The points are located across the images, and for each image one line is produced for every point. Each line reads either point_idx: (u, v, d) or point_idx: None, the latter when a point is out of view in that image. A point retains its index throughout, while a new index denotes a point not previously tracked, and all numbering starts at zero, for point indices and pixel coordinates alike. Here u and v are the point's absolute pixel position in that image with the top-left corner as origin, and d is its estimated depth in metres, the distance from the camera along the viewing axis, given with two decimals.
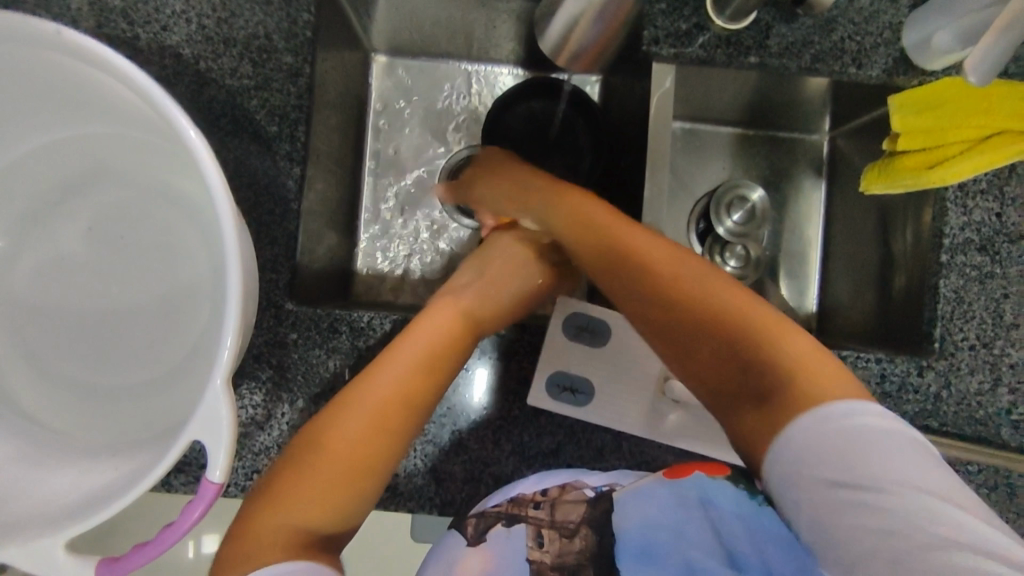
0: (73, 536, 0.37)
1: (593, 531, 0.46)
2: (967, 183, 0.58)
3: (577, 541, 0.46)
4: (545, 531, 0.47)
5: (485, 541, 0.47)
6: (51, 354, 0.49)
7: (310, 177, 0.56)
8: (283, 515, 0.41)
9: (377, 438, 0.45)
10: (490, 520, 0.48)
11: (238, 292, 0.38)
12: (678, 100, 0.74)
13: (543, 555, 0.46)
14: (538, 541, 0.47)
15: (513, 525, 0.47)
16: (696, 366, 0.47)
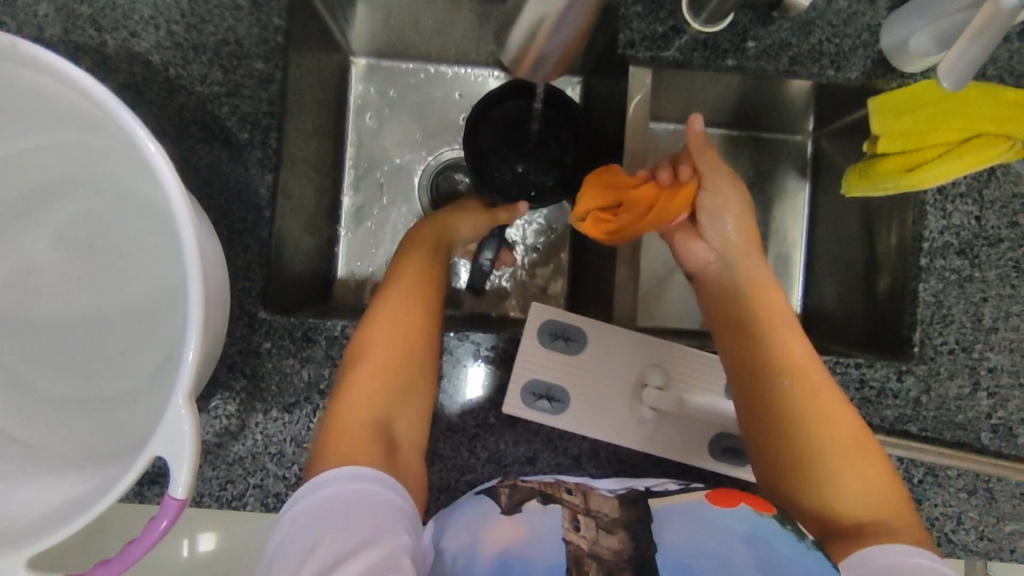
0: (37, 551, 0.37)
1: (629, 536, 0.42)
2: (947, 186, 0.57)
3: (614, 540, 0.42)
4: (581, 517, 0.43)
5: (519, 512, 0.44)
6: (21, 365, 0.48)
7: (285, 183, 0.56)
8: (347, 425, 0.46)
9: (407, 354, 0.49)
10: (525, 493, 0.46)
11: (200, 305, 0.37)
12: (661, 102, 0.74)
13: (581, 539, 0.42)
14: (575, 525, 0.43)
15: (548, 503, 0.44)
16: (794, 437, 0.49)
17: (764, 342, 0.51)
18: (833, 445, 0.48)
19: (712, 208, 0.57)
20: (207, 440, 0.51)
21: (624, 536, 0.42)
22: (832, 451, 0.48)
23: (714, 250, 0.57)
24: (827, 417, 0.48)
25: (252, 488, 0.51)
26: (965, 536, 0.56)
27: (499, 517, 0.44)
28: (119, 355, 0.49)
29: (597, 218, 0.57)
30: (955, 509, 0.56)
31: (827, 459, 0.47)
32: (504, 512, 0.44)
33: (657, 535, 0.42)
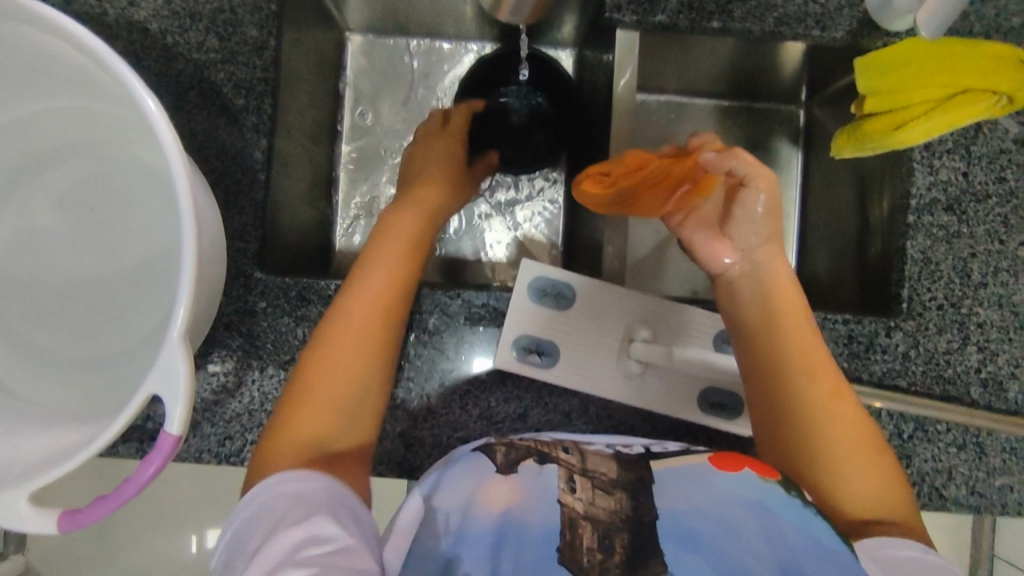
0: (36, 488, 0.38)
1: (627, 496, 0.42)
2: (934, 143, 0.57)
3: (612, 501, 0.42)
4: (578, 477, 0.43)
5: (515, 473, 0.43)
6: (26, 324, 0.50)
7: (279, 149, 0.57)
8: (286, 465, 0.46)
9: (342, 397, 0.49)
10: (522, 452, 0.45)
11: (193, 252, 0.38)
12: (655, 70, 0.74)
13: (577, 500, 0.42)
14: (571, 485, 0.42)
15: (545, 463, 0.44)
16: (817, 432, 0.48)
17: (770, 344, 0.51)
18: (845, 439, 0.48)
19: (751, 204, 0.53)
20: (205, 396, 0.53)
21: (622, 497, 0.42)
22: (847, 442, 0.48)
23: (740, 249, 0.55)
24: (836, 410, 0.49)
25: (249, 444, 0.53)
26: (956, 490, 0.57)
27: (494, 475, 0.44)
28: (119, 316, 0.51)
29: (599, 180, 0.55)
30: (945, 464, 0.57)
31: (839, 454, 0.48)
32: (500, 471, 0.44)
33: (656, 500, 0.42)
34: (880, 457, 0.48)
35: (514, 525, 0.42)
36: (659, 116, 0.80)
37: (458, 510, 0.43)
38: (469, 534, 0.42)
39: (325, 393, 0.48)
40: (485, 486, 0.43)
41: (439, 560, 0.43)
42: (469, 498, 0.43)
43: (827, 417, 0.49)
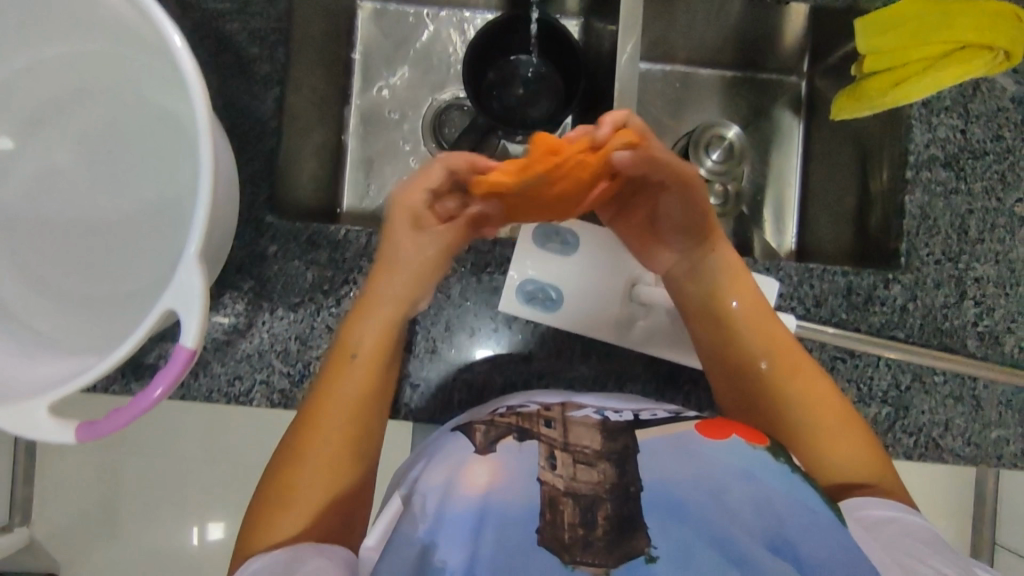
0: (58, 398, 0.39)
1: (611, 468, 0.45)
2: (932, 101, 0.59)
3: (594, 474, 0.45)
4: (559, 453, 0.46)
5: (494, 452, 0.46)
6: (43, 265, 0.51)
7: (292, 100, 0.58)
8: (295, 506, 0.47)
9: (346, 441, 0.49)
10: (501, 430, 0.48)
11: (208, 175, 0.39)
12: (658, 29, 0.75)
13: (557, 477, 0.44)
14: (552, 463, 0.45)
15: (524, 441, 0.47)
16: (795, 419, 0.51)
17: (728, 335, 0.53)
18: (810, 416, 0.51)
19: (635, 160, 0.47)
20: (217, 337, 0.54)
21: (605, 468, 0.45)
22: (828, 425, 0.51)
23: (678, 250, 0.55)
24: (812, 393, 0.51)
25: (258, 384, 0.54)
26: (953, 442, 0.57)
27: (472, 454, 0.46)
28: (133, 257, 0.52)
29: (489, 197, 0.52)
30: (942, 415, 0.58)
31: (808, 432, 0.51)
32: (479, 451, 0.47)
33: (641, 472, 0.45)
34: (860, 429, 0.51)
35: (498, 507, 0.44)
36: (663, 85, 0.82)
37: (439, 485, 0.45)
38: (450, 515, 0.43)
39: (307, 479, 0.48)
40: (467, 464, 0.46)
41: (416, 548, 0.43)
42: (452, 476, 0.45)
43: (781, 401, 0.52)
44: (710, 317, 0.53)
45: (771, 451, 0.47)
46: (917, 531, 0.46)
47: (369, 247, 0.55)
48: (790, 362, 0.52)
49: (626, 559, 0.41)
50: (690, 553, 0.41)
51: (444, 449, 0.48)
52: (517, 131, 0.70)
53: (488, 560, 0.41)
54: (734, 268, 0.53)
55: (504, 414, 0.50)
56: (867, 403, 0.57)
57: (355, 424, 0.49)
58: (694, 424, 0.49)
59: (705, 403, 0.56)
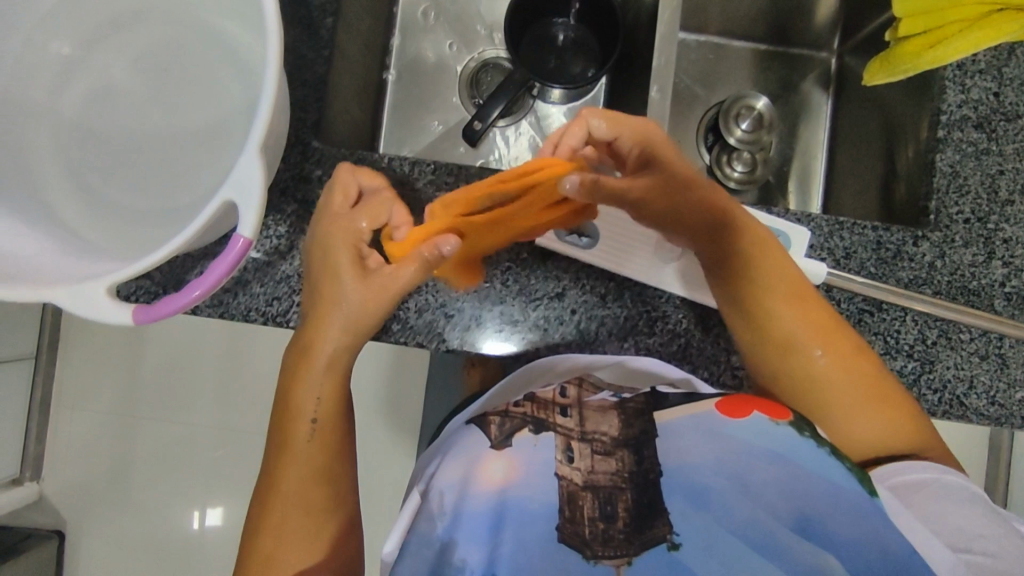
0: (115, 281, 0.40)
1: (628, 456, 0.45)
2: (966, 63, 0.60)
3: (612, 463, 0.45)
4: (575, 445, 0.46)
5: (509, 447, 0.47)
6: (94, 175, 0.53)
7: (342, 36, 0.61)
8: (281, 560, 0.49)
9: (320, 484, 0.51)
10: (517, 423, 0.49)
11: (274, 73, 0.41)
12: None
13: (575, 470, 0.45)
14: (568, 455, 0.46)
15: (540, 433, 0.47)
16: (821, 387, 0.53)
17: (768, 316, 0.53)
18: (845, 389, 0.52)
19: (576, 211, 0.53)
20: (257, 257, 0.54)
21: (623, 457, 0.45)
22: (852, 391, 0.52)
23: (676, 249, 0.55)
24: (831, 362, 0.53)
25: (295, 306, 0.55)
26: (977, 400, 0.58)
27: (489, 450, 0.47)
28: (182, 173, 0.53)
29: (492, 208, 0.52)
30: (967, 373, 0.58)
31: (840, 404, 0.52)
32: (494, 446, 0.47)
33: (661, 456, 0.46)
34: (890, 397, 0.52)
35: (516, 504, 0.45)
36: (694, 55, 0.84)
37: (454, 481, 0.47)
38: (468, 512, 0.44)
39: (294, 516, 0.50)
40: (481, 459, 0.47)
41: (435, 545, 0.44)
42: (468, 473, 0.46)
43: (806, 366, 0.53)
44: (747, 299, 0.54)
45: (795, 427, 0.46)
46: (946, 490, 0.48)
47: (411, 176, 0.56)
48: (826, 339, 0.53)
49: (647, 546, 0.42)
50: (714, 538, 0.42)
51: (459, 446, 0.49)
52: (553, 86, 0.71)
53: (509, 561, 0.42)
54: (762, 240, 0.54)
55: (519, 403, 0.51)
56: (893, 357, 0.58)
57: (323, 467, 0.51)
58: (715, 404, 0.48)
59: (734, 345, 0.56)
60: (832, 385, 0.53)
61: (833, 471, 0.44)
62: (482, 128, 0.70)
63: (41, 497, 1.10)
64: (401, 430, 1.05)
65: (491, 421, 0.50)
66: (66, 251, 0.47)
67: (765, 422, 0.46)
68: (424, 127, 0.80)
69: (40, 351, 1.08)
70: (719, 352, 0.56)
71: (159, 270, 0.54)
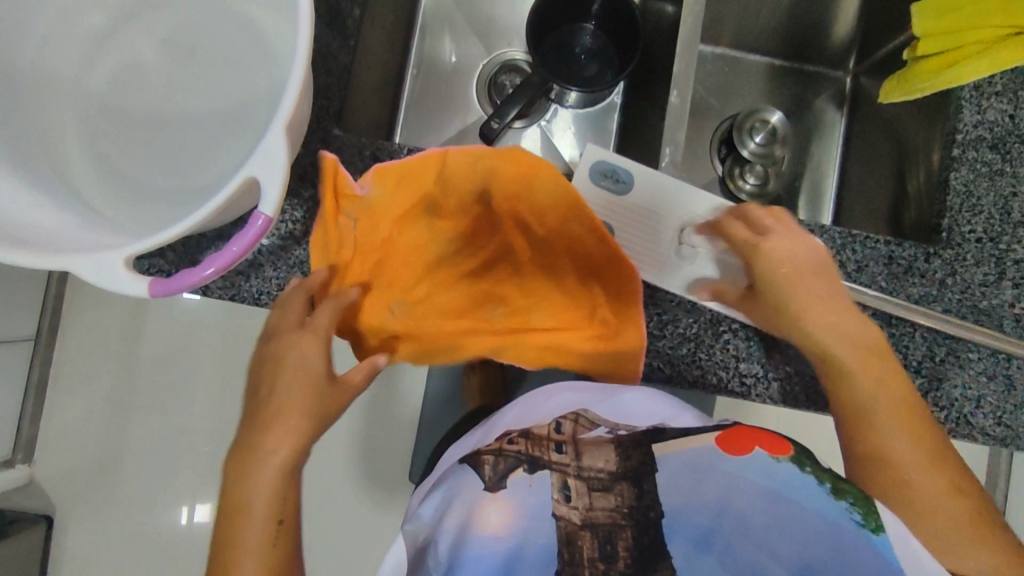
0: (133, 252, 0.40)
1: (630, 487, 0.44)
2: (983, 84, 0.60)
3: (612, 499, 0.44)
4: (572, 483, 0.45)
5: (504, 489, 0.45)
6: (115, 151, 0.53)
7: (367, 30, 0.62)
8: None
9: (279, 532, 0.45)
10: (510, 463, 0.47)
11: (306, 54, 0.41)
12: (712, 9, 0.79)
13: (573, 510, 0.44)
14: (566, 494, 0.45)
15: (535, 472, 0.46)
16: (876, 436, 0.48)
17: (863, 424, 0.49)
18: (947, 511, 0.45)
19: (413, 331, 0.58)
20: (272, 242, 0.55)
21: (622, 491, 0.44)
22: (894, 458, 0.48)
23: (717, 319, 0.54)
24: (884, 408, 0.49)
25: None
26: (983, 420, 0.57)
27: (483, 493, 0.45)
28: (200, 153, 0.53)
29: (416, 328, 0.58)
30: (974, 391, 0.57)
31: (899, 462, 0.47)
32: (488, 488, 0.46)
33: (662, 494, 0.44)
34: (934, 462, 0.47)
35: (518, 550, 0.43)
36: (710, 66, 0.85)
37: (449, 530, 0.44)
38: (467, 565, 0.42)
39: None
40: (476, 503, 0.44)
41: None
42: (466, 520, 0.44)
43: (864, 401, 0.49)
44: (847, 414, 0.50)
45: (795, 461, 0.43)
46: None
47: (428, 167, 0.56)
48: (922, 454, 0.47)
49: None
50: None
51: (448, 484, 0.48)
52: (571, 89, 0.72)
53: None
54: (874, 357, 0.51)
55: (513, 440, 0.49)
56: None
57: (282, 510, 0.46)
58: (714, 437, 0.45)
59: (741, 352, 0.56)
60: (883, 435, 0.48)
61: (832, 506, 0.40)
62: (499, 128, 0.71)
63: (31, 481, 1.09)
64: None
65: (484, 461, 0.48)
66: (81, 223, 0.47)
67: (764, 459, 0.43)
68: (442, 124, 0.81)
69: (40, 334, 1.08)
70: (726, 358, 0.56)
71: (173, 250, 0.54)
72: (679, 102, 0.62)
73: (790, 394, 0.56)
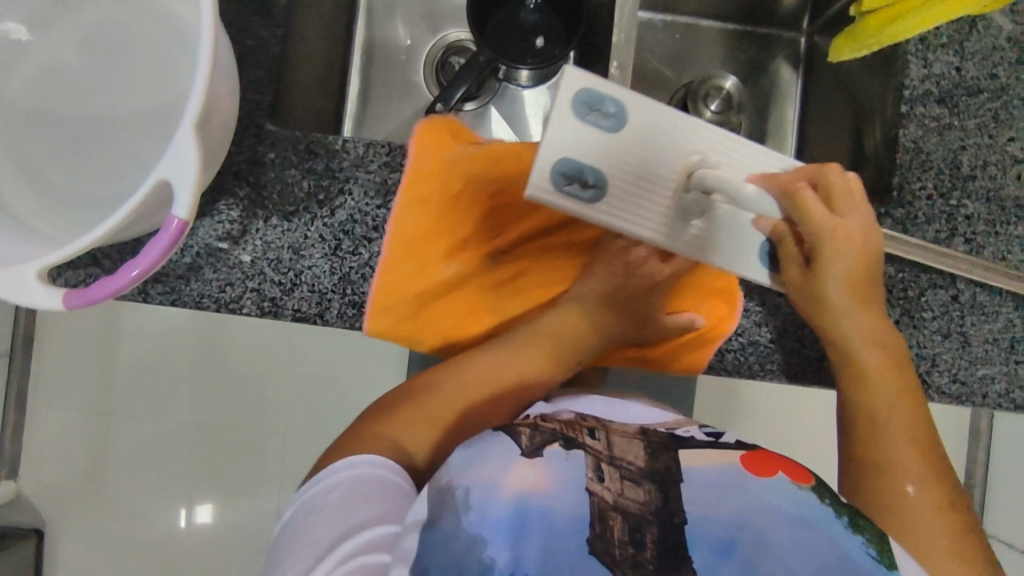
0: (46, 265, 0.39)
1: (657, 488, 0.40)
2: (929, 37, 0.59)
3: (640, 493, 0.40)
4: (606, 466, 0.41)
5: (540, 457, 0.42)
6: (40, 160, 0.52)
7: (298, 17, 0.60)
8: (420, 412, 0.49)
9: (480, 394, 0.50)
10: (546, 437, 0.43)
11: (209, 53, 0.40)
12: None
13: (606, 489, 0.40)
14: (598, 475, 0.41)
15: (571, 449, 0.42)
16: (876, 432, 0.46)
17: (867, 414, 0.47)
18: (938, 535, 0.41)
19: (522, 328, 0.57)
20: (209, 244, 0.54)
21: (652, 489, 0.40)
22: (902, 453, 0.45)
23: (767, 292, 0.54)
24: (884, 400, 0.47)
25: (249, 292, 0.54)
26: (940, 379, 0.57)
27: (518, 457, 0.41)
28: (130, 158, 0.52)
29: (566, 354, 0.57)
30: (929, 350, 0.57)
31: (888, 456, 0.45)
32: (526, 453, 0.42)
33: (684, 500, 0.40)
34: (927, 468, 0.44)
35: (542, 513, 0.39)
36: (663, 35, 0.83)
37: (482, 481, 0.40)
38: (490, 519, 0.39)
39: (413, 411, 0.49)
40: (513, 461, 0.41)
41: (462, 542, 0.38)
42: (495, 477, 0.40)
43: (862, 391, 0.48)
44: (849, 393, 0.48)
45: (817, 492, 0.41)
46: None
47: (365, 158, 0.54)
48: (924, 469, 0.44)
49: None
50: None
51: (478, 442, 0.43)
52: (519, 67, 0.70)
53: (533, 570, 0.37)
54: (890, 358, 0.49)
55: (546, 420, 0.46)
56: None
57: (492, 396, 0.51)
58: (739, 457, 0.43)
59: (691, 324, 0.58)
60: (884, 432, 0.46)
61: (843, 536, 0.39)
62: (444, 111, 0.70)
63: None
64: None
65: (519, 431, 0.44)
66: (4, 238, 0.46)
67: (787, 486, 0.41)
68: (392, 110, 0.79)
69: None
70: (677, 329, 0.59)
71: (109, 258, 0.52)
72: (621, 75, 0.60)
73: (746, 365, 0.58)
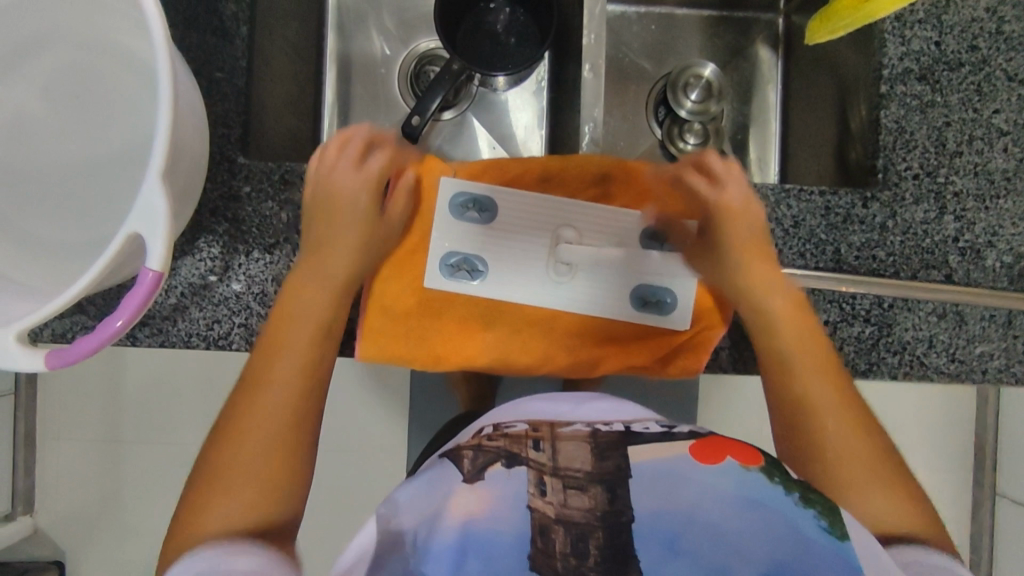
0: (24, 328, 0.39)
1: (602, 492, 0.41)
2: (905, 14, 0.58)
3: (586, 499, 0.40)
4: (549, 479, 0.41)
5: (482, 480, 0.43)
6: (11, 210, 0.51)
7: (261, 43, 0.59)
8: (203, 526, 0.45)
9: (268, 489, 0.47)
10: (489, 457, 0.44)
11: (169, 99, 0.39)
12: None
13: (547, 504, 0.40)
14: (541, 489, 0.41)
15: (513, 466, 0.43)
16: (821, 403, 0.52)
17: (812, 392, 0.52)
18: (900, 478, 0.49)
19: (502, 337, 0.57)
20: (191, 283, 0.53)
21: (597, 493, 0.41)
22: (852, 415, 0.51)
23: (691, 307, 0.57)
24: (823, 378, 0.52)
25: (238, 327, 0.54)
26: (937, 359, 0.57)
27: (460, 485, 0.43)
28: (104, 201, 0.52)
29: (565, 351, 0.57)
30: (925, 331, 0.56)
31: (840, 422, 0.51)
32: (465, 479, 0.43)
33: (634, 498, 0.41)
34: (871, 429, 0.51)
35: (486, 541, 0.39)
36: (637, 28, 0.82)
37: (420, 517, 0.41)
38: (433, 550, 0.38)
39: (223, 502, 0.46)
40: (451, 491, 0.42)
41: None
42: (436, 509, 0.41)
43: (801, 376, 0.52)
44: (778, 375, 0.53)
45: (765, 472, 0.42)
46: None
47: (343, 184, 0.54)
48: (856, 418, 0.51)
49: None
50: None
51: (426, 477, 0.45)
52: (493, 74, 0.69)
53: None
54: (800, 328, 0.53)
55: (492, 438, 0.46)
56: (850, 324, 0.56)
57: (272, 480, 0.48)
58: (687, 447, 0.44)
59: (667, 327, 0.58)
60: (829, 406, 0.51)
61: (800, 518, 0.40)
62: (421, 123, 0.68)
63: None
64: (386, 439, 1.02)
65: (464, 454, 0.45)
66: None
67: (736, 470, 0.42)
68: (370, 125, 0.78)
69: None
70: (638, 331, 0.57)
71: (93, 304, 0.52)
72: (593, 78, 0.60)
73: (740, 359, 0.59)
